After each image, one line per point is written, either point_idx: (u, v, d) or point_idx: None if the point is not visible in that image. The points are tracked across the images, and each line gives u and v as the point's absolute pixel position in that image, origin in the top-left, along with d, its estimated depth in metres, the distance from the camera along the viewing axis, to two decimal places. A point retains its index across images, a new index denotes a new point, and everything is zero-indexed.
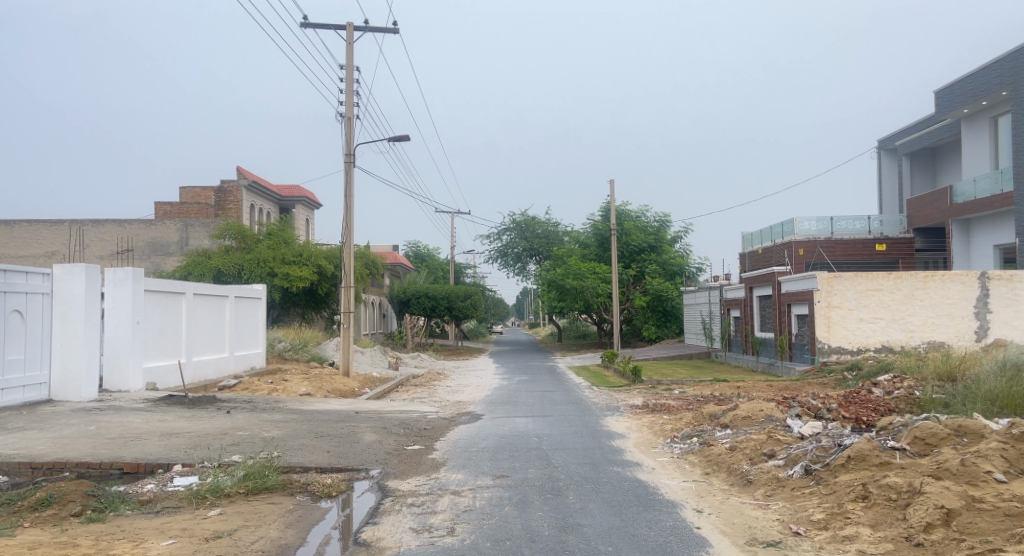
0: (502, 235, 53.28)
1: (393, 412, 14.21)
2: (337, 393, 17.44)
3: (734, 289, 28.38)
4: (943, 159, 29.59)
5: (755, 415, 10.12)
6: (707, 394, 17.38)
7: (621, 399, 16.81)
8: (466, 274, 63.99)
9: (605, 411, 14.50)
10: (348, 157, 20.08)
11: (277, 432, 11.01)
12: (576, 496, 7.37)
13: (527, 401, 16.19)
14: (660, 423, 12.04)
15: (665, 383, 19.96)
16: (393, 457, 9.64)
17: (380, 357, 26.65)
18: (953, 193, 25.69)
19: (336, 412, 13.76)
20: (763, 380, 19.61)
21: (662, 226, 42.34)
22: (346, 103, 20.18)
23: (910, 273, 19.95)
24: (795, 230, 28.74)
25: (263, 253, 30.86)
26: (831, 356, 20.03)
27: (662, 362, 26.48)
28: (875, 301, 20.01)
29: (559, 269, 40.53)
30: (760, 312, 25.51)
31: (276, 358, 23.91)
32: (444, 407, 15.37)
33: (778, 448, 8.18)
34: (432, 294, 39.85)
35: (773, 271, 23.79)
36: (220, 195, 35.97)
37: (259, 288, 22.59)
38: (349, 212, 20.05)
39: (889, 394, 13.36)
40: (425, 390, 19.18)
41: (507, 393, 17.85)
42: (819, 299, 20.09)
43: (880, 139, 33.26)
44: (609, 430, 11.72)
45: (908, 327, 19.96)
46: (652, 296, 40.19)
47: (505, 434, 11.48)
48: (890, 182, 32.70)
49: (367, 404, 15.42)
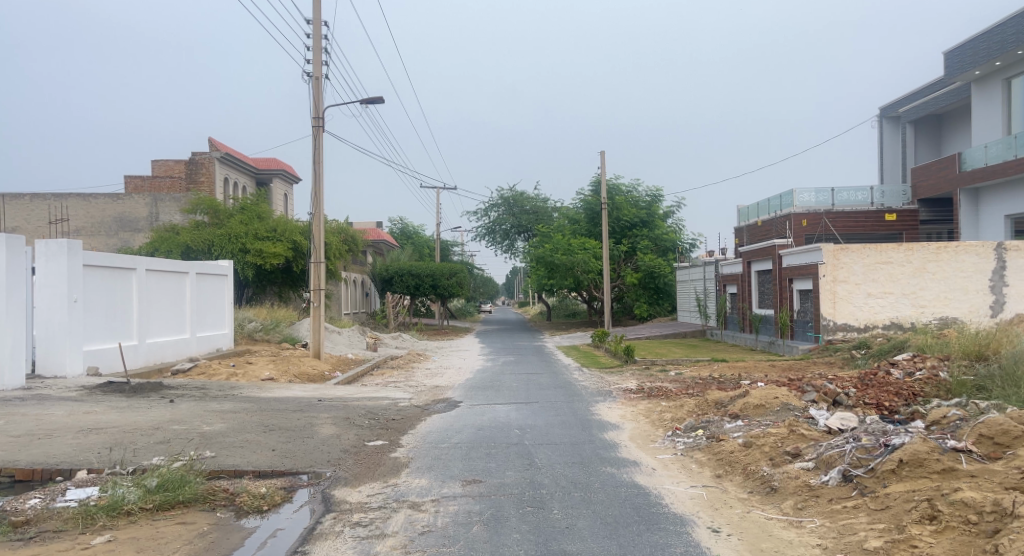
0: (489, 211, 51.67)
1: (361, 399, 12.81)
2: (305, 378, 16.00)
3: (730, 264, 27.03)
4: (949, 125, 28.28)
5: (769, 403, 8.76)
6: (706, 377, 16.11)
7: (613, 383, 15.45)
8: (452, 252, 62.45)
9: (596, 396, 13.16)
10: (317, 121, 18.54)
11: (220, 425, 9.58)
12: (563, 511, 5.97)
13: (511, 385, 14.81)
14: (657, 411, 10.70)
15: (660, 364, 18.69)
16: (349, 457, 8.24)
17: (358, 338, 25.22)
18: (962, 161, 24.35)
19: (297, 400, 12.33)
20: (765, 360, 18.33)
21: (654, 201, 40.91)
22: (314, 61, 18.55)
23: (922, 244, 18.65)
24: (798, 201, 27.40)
25: (235, 228, 29.24)
26: (836, 334, 18.81)
27: (655, 341, 25.19)
28: (885, 275, 18.71)
29: (548, 245, 39.08)
30: (758, 288, 24.21)
31: (246, 340, 22.43)
32: (420, 393, 14.01)
33: (804, 447, 6.83)
34: (416, 272, 38.25)
35: (773, 245, 22.42)
36: (190, 168, 34.11)
37: (226, 264, 21.05)
38: (319, 181, 18.48)
39: (911, 375, 12.07)
40: (402, 373, 17.77)
41: (490, 377, 16.48)
42: (824, 273, 18.81)
43: (883, 107, 31.87)
44: (600, 420, 10.36)
45: (919, 302, 18.69)
46: (644, 272, 38.76)
47: (484, 426, 10.11)
48: (893, 152, 31.34)
49: (334, 389, 14.00)
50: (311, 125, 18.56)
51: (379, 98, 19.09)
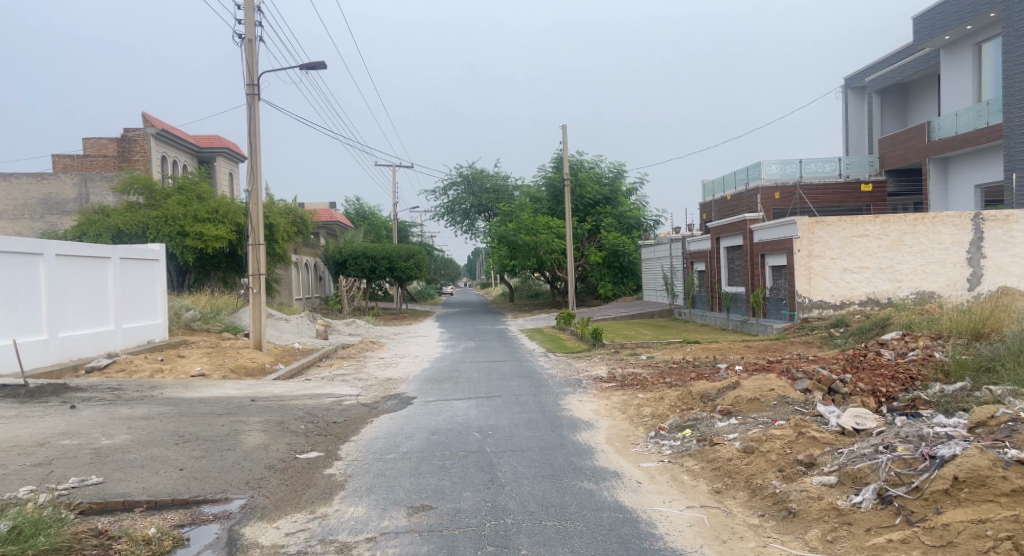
0: (448, 190, 49.98)
1: (299, 398, 11.36)
2: (241, 373, 14.44)
3: (698, 241, 26.07)
4: (915, 95, 27.66)
5: (765, 397, 7.65)
6: (680, 361, 15.04)
7: (581, 370, 14.30)
8: (411, 233, 60.70)
9: (566, 388, 11.93)
10: (251, 89, 16.84)
11: (123, 438, 8.08)
12: (533, 552, 4.70)
13: (470, 376, 13.52)
14: (635, 405, 9.51)
15: (629, 347, 17.60)
16: (273, 476, 6.85)
17: (307, 325, 23.60)
18: (930, 130, 23.62)
19: (226, 401, 10.83)
20: (740, 340, 17.39)
21: (617, 177, 39.81)
22: (246, 22, 16.82)
23: (899, 216, 17.74)
24: (766, 173, 26.58)
25: (172, 209, 27.21)
26: (812, 312, 17.96)
27: (622, 322, 24.17)
28: (861, 249, 17.86)
29: (509, 224, 37.68)
30: (728, 265, 23.31)
31: (183, 330, 20.66)
32: (369, 388, 12.61)
33: (819, 454, 5.67)
34: (371, 254, 36.49)
35: (743, 219, 21.45)
36: (123, 145, 31.74)
37: (157, 248, 19.28)
38: (255, 155, 16.79)
39: (903, 356, 11.00)
40: (352, 365, 16.33)
41: (449, 366, 15.17)
42: (799, 248, 17.89)
43: (848, 76, 31.13)
44: (571, 419, 9.14)
45: (895, 277, 17.88)
46: (608, 251, 37.72)
47: (438, 428, 8.81)
48: (858, 123, 30.69)
49: (271, 386, 12.52)
50: (245, 92, 16.84)
51: (320, 63, 17.46)
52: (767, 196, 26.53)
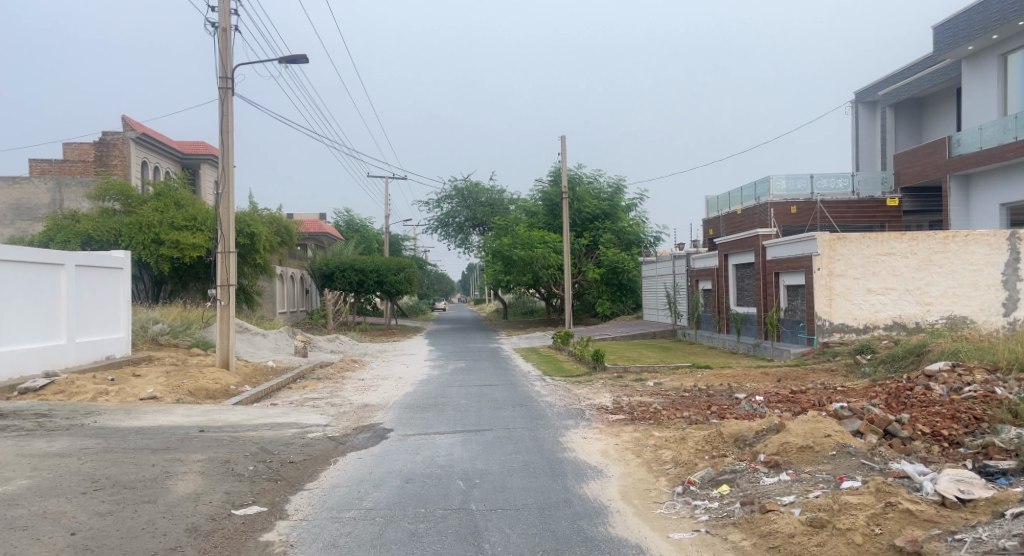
0: (441, 203, 48.51)
1: (257, 429, 9.76)
2: (201, 396, 12.82)
3: (704, 258, 24.60)
4: (932, 109, 26.42)
5: (820, 445, 6.11)
6: (692, 390, 13.51)
7: (582, 398, 12.74)
8: (404, 247, 59.18)
9: (568, 420, 10.35)
10: (223, 82, 15.32)
11: (16, 484, 6.48)
12: None
13: (457, 403, 11.93)
14: (652, 446, 7.97)
15: (632, 372, 16.07)
16: (192, 544, 5.25)
17: (286, 341, 21.99)
18: (952, 144, 22.30)
19: (170, 432, 9.23)
20: (755, 366, 15.90)
21: (617, 192, 38.46)
22: (219, 10, 15.41)
23: (928, 234, 16.36)
24: (779, 187, 25.22)
25: (147, 216, 25.61)
26: (832, 336, 16.48)
27: (623, 343, 22.64)
28: (887, 268, 16.42)
29: (503, 238, 36.11)
30: (737, 284, 21.87)
31: (148, 344, 19.02)
32: (342, 417, 11.04)
33: (927, 542, 4.13)
34: (360, 267, 34.97)
35: (755, 235, 19.98)
36: (101, 149, 30.17)
37: (121, 255, 17.71)
38: (226, 155, 15.28)
39: (960, 391, 9.49)
40: (328, 387, 14.72)
41: (435, 390, 13.55)
42: (819, 266, 16.45)
43: (859, 90, 29.85)
44: (577, 464, 7.57)
45: (924, 300, 16.40)
46: (606, 268, 36.24)
47: (414, 474, 7.24)
48: (870, 139, 29.41)
49: (229, 412, 10.93)
50: (217, 86, 15.33)
51: (301, 57, 16.04)
52: (783, 211, 25.10)
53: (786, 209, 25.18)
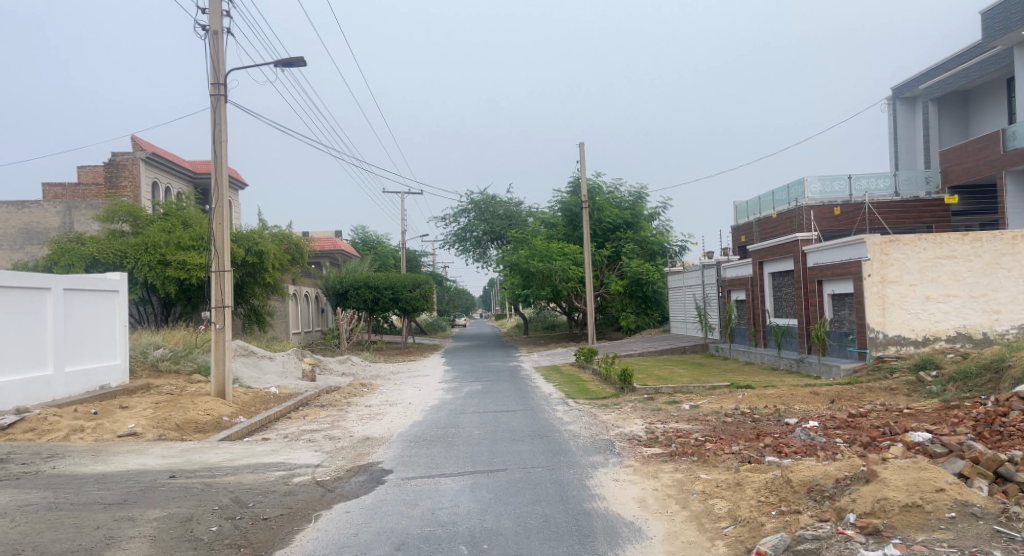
0: (458, 217, 47.37)
1: (238, 474, 8.46)
2: (189, 430, 11.57)
3: (736, 266, 23.04)
4: (978, 103, 24.81)
5: (934, 503, 4.68)
6: (736, 414, 12.05)
7: (612, 426, 11.32)
8: (423, 263, 58.15)
9: (595, 455, 8.92)
10: (216, 88, 14.06)
11: None
12: None
13: (469, 435, 10.55)
14: (700, 496, 6.50)
15: (665, 393, 14.60)
16: None
17: (294, 364, 20.79)
18: (1006, 138, 20.64)
19: (135, 479, 7.96)
20: (803, 385, 14.38)
21: (639, 201, 36.97)
22: (210, 12, 14.36)
23: (993, 234, 14.88)
24: (817, 189, 23.61)
25: (153, 236, 24.56)
26: (888, 350, 14.95)
27: (651, 360, 21.11)
28: (947, 273, 14.95)
29: (523, 250, 34.73)
30: (774, 293, 20.30)
31: (147, 371, 17.87)
32: (339, 455, 9.73)
33: None
34: (374, 284, 33.87)
35: (794, 240, 18.45)
36: (110, 170, 29.27)
37: (117, 277, 16.64)
38: (220, 167, 14.11)
39: None
40: (330, 417, 13.44)
41: (446, 419, 12.18)
42: (870, 272, 14.95)
43: (895, 87, 28.24)
44: (609, 520, 6.17)
45: (990, 307, 14.91)
46: (630, 280, 34.67)
47: (409, 538, 5.91)
48: (909, 137, 27.82)
49: (212, 452, 9.66)
50: (209, 92, 14.07)
51: (299, 59, 14.93)
52: (823, 214, 23.49)
53: (825, 212, 23.63)
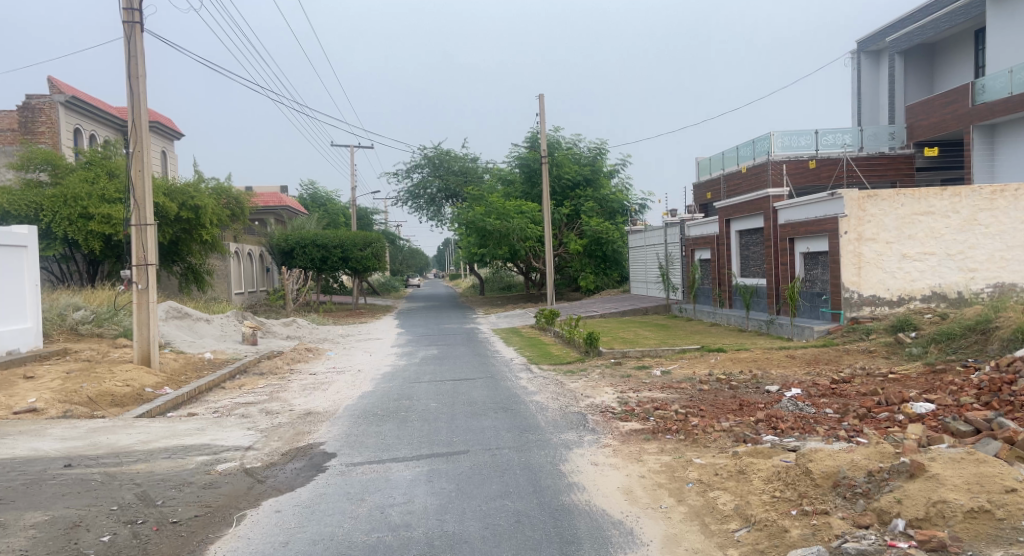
0: (411, 173, 45.55)
1: (150, 461, 7.16)
2: (103, 404, 10.15)
3: (701, 225, 22.26)
4: (945, 56, 24.23)
5: (1007, 510, 3.75)
6: (711, 381, 11.24)
7: (582, 395, 10.36)
8: (374, 221, 56.22)
9: (567, 432, 7.90)
10: (128, 15, 12.25)
11: None
12: None
13: (424, 409, 9.43)
14: (698, 488, 5.51)
15: (633, 357, 13.74)
16: None
17: (233, 328, 19.25)
18: (976, 92, 20.06)
19: (19, 471, 6.59)
20: (777, 348, 13.67)
21: (598, 157, 35.88)
22: None
23: (972, 188, 14.21)
24: (785, 143, 22.87)
25: (73, 187, 22.40)
26: (862, 311, 14.35)
27: (614, 322, 20.29)
28: (924, 230, 14.30)
29: (479, 208, 33.40)
30: (741, 252, 19.59)
31: (64, 335, 16.14)
32: (274, 434, 8.49)
33: None
34: (322, 242, 32.18)
35: (763, 196, 17.68)
36: (25, 114, 26.70)
37: (24, 230, 14.82)
38: (137, 108, 12.41)
39: None
40: (269, 387, 12.15)
41: (399, 390, 11.02)
42: (846, 230, 14.25)
43: (861, 40, 27.50)
44: (593, 520, 5.14)
45: (966, 266, 14.33)
46: (589, 239, 33.74)
47: (352, 550, 4.78)
48: (873, 91, 27.22)
49: (124, 433, 8.30)
50: (120, 19, 12.26)
51: None
52: (797, 170, 22.84)
53: (797, 166, 22.94)
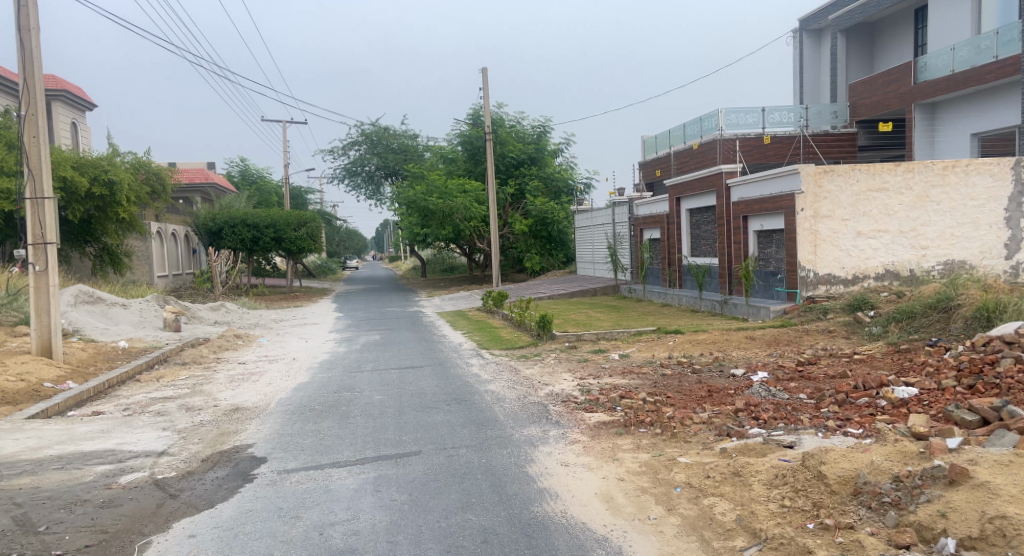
0: (348, 150, 43.77)
1: (38, 473, 6.03)
2: None
3: (650, 204, 21.79)
4: (885, 35, 24.30)
5: None
6: (672, 365, 10.65)
7: (538, 382, 9.60)
8: (310, 201, 54.09)
9: (530, 427, 7.10)
10: None
11: None
12: None
13: (368, 403, 8.49)
14: (688, 494, 4.80)
15: (588, 341, 13.07)
16: None
17: (153, 313, 17.72)
18: (918, 70, 20.08)
19: None
20: (734, 328, 13.24)
21: (542, 135, 35.09)
22: None
23: (925, 164, 14.02)
24: (732, 121, 22.62)
25: None
26: (818, 290, 14.07)
27: (564, 304, 19.64)
28: (878, 207, 14.06)
29: (420, 186, 32.20)
30: (691, 231, 19.19)
31: None
32: (193, 435, 7.41)
33: None
34: (253, 222, 30.49)
35: (715, 173, 17.23)
36: None
37: None
38: (30, 65, 10.93)
39: None
40: (192, 379, 10.95)
41: (338, 380, 10.02)
42: (803, 206, 13.89)
43: (803, 18, 27.40)
44: (575, 537, 4.37)
45: (919, 243, 14.18)
46: (534, 218, 33.00)
47: None
48: (815, 70, 27.22)
49: (10, 438, 7.08)
50: None
51: None
52: (750, 146, 22.83)
53: (754, 143, 22.84)
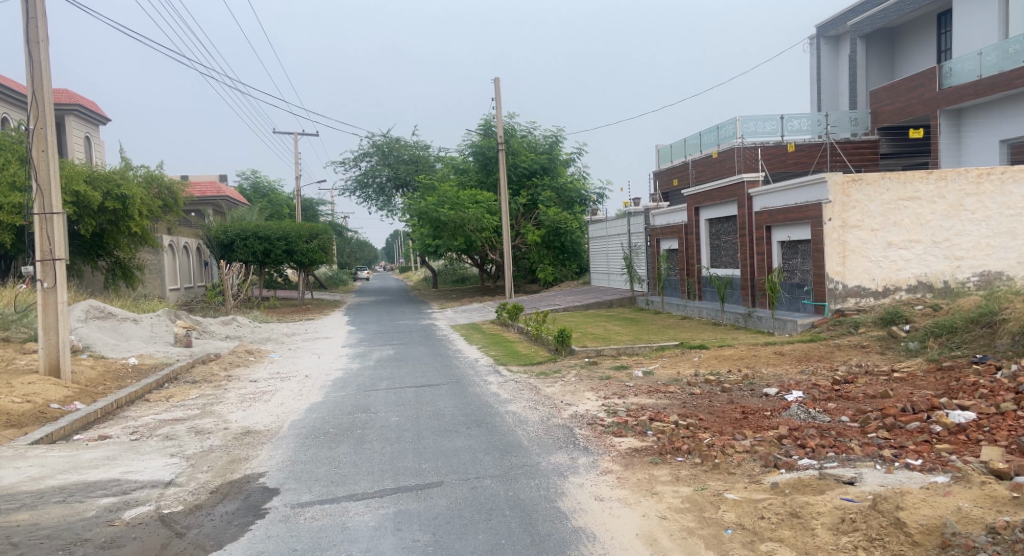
0: (359, 161, 43.60)
1: (37, 507, 5.65)
2: None
3: (667, 214, 21.35)
4: (906, 40, 23.84)
5: None
6: (700, 383, 10.20)
7: (562, 402, 9.17)
8: (321, 212, 53.96)
9: (557, 454, 6.65)
10: None
11: None
12: None
13: (384, 425, 8.08)
14: (744, 537, 4.36)
15: (609, 357, 12.62)
16: None
17: (164, 328, 17.40)
18: (943, 75, 19.60)
19: None
20: (761, 343, 12.77)
21: (555, 145, 34.77)
22: None
23: (958, 172, 13.53)
24: (751, 129, 22.18)
25: None
26: (847, 303, 13.58)
27: (580, 317, 19.19)
28: (909, 217, 13.57)
29: (431, 197, 31.91)
30: (711, 242, 18.72)
31: None
32: (202, 462, 7.02)
33: None
34: (264, 235, 30.26)
35: (736, 183, 16.78)
36: None
37: None
38: (39, 77, 10.66)
39: None
40: (202, 398, 10.58)
41: (353, 400, 9.63)
42: (831, 216, 13.42)
43: (821, 24, 26.97)
44: None
45: (952, 254, 13.67)
46: (547, 229, 32.61)
47: None
48: (834, 77, 26.76)
49: (10, 467, 6.71)
50: None
51: None
52: (774, 154, 22.32)
53: (777, 151, 22.36)
